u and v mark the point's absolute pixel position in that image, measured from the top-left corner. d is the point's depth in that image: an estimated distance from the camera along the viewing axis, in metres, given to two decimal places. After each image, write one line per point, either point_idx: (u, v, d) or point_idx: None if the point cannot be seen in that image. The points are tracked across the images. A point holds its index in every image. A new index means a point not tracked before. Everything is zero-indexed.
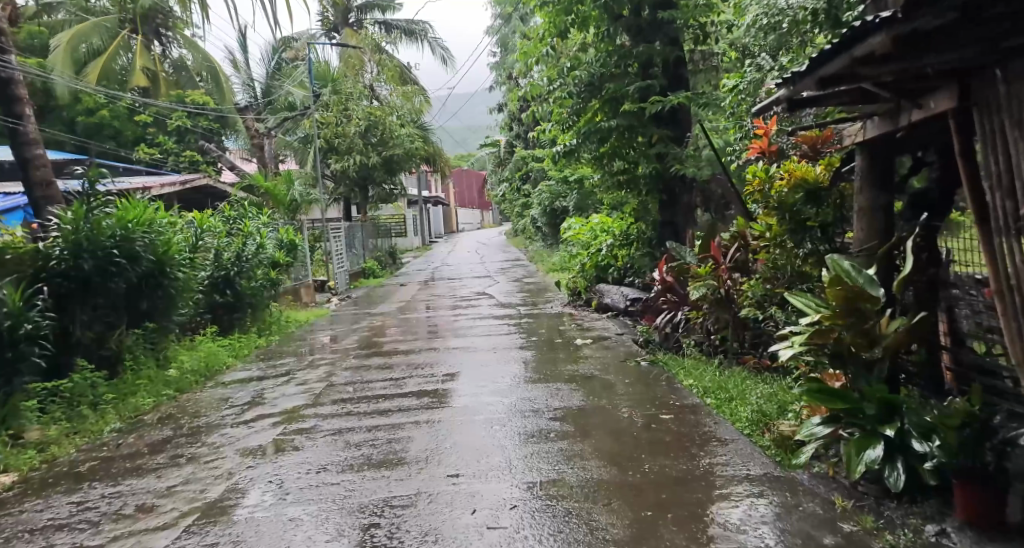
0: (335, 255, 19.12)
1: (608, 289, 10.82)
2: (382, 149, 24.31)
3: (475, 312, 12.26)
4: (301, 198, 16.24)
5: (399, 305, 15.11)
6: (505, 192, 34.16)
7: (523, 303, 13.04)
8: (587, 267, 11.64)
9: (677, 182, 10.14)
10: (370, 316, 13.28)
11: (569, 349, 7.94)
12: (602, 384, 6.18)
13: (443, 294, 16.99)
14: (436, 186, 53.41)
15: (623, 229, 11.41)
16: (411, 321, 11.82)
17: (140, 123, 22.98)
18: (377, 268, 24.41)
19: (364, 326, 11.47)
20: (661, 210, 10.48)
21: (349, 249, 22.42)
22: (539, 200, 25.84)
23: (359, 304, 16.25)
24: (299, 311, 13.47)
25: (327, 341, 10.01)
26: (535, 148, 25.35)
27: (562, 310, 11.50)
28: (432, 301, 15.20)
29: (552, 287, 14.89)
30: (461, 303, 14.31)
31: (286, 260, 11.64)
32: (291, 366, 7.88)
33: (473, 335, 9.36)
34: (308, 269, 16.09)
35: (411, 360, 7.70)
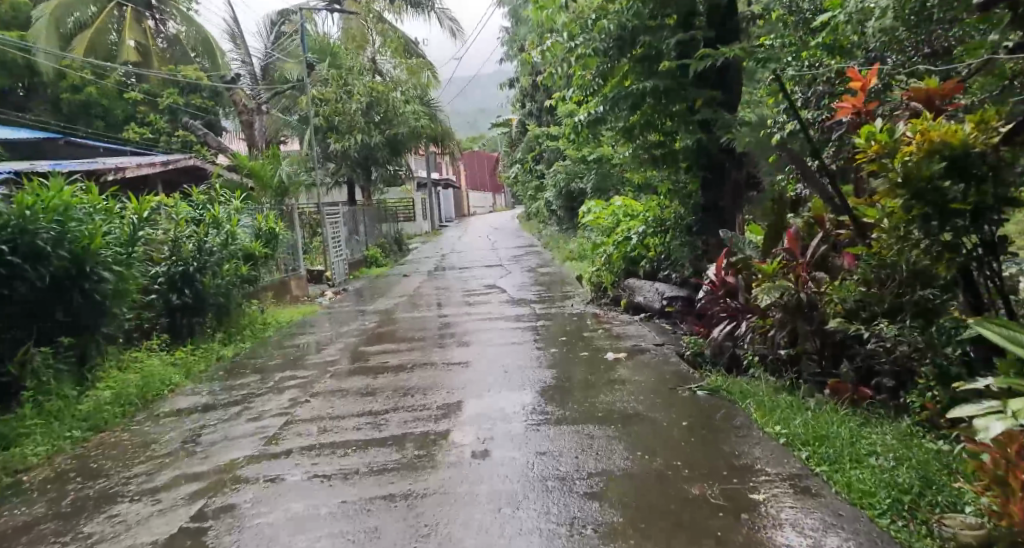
0: (332, 243, 17.55)
1: (640, 285, 9.23)
2: (386, 128, 22.78)
3: (485, 309, 10.67)
4: (292, 181, 14.64)
5: (401, 300, 13.56)
6: (518, 173, 32.42)
7: (539, 298, 11.45)
8: (613, 258, 10.03)
9: (722, 157, 8.57)
10: (364, 312, 11.74)
11: (600, 366, 6.34)
12: (649, 427, 4.61)
13: (449, 285, 15.43)
14: (446, 167, 51.70)
15: (655, 213, 9.80)
16: (409, 320, 10.27)
17: (128, 102, 21.32)
18: (381, 256, 22.81)
19: (355, 326, 9.91)
20: (702, 191, 8.88)
21: (350, 236, 20.85)
22: (555, 180, 24.18)
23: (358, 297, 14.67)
24: (286, 308, 11.93)
25: (310, 347, 8.50)
26: (549, 125, 23.66)
27: (585, 308, 9.89)
28: (437, 296, 13.63)
29: (570, 281, 13.28)
30: (468, 298, 12.73)
31: (267, 251, 10.10)
32: (254, 386, 6.37)
33: (481, 342, 7.79)
34: (299, 260, 14.48)
35: (400, 382, 6.10)
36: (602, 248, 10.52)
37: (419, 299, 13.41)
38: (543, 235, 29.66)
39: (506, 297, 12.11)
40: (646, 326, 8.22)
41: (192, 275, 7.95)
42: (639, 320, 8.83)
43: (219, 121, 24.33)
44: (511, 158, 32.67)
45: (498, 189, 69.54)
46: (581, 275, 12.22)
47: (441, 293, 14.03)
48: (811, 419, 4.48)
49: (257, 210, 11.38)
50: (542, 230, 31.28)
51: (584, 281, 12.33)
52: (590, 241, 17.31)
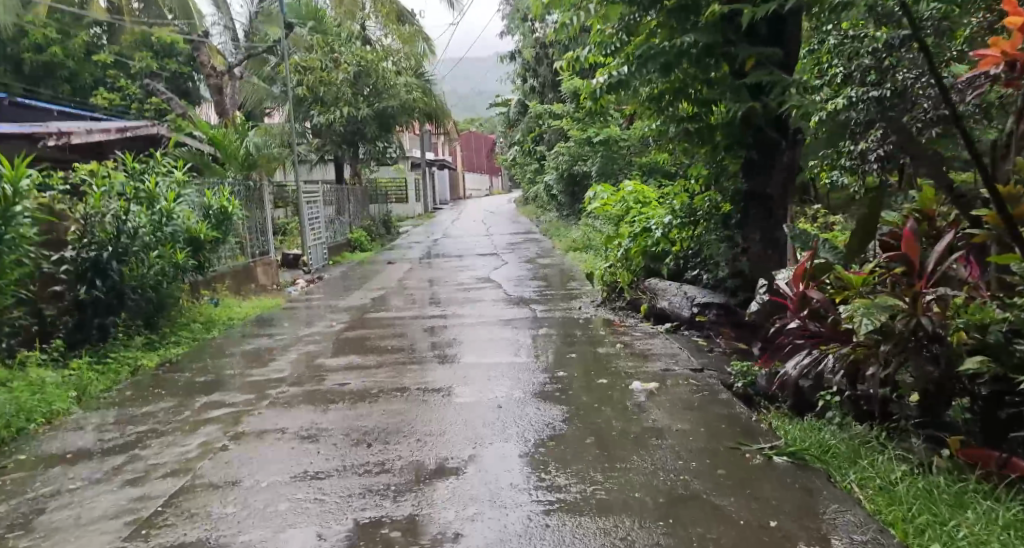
0: (309, 225, 15.91)
1: (667, 289, 7.65)
2: (376, 101, 21.43)
3: (478, 309, 9.06)
4: (259, 155, 12.98)
5: (383, 290, 11.97)
6: (516, 156, 30.76)
7: (539, 297, 9.85)
8: (630, 253, 8.44)
9: (772, 134, 7.00)
10: (336, 305, 10.14)
11: (625, 404, 4.74)
12: (718, 535, 3.08)
13: (437, 276, 13.85)
14: (441, 149, 50.09)
15: (681, 201, 8.18)
16: (385, 319, 8.67)
17: (97, 65, 19.41)
18: (367, 240, 21.20)
19: (320, 326, 8.29)
20: (745, 175, 7.28)
21: (333, 216, 19.23)
22: (556, 162, 22.61)
23: (335, 286, 13.05)
24: (247, 302, 10.29)
25: (259, 352, 6.93)
26: (552, 103, 22.18)
27: (597, 314, 8.33)
28: (423, 288, 12.00)
29: (574, 278, 11.69)
30: (458, 292, 11.15)
31: (217, 235, 8.45)
32: (163, 416, 4.77)
33: (468, 359, 6.20)
34: (268, 244, 12.95)
35: (359, 423, 4.51)
36: (615, 240, 8.92)
37: (403, 290, 11.84)
38: (542, 222, 28.09)
39: (501, 294, 10.51)
40: (675, 341, 6.64)
41: (106, 264, 6.36)
42: (664, 333, 7.26)
43: (197, 89, 22.45)
44: (509, 139, 31.03)
45: (495, 172, 67.80)
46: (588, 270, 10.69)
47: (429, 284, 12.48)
48: (972, 530, 2.94)
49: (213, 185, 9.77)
50: (541, 216, 29.70)
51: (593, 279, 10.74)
52: (596, 230, 15.74)
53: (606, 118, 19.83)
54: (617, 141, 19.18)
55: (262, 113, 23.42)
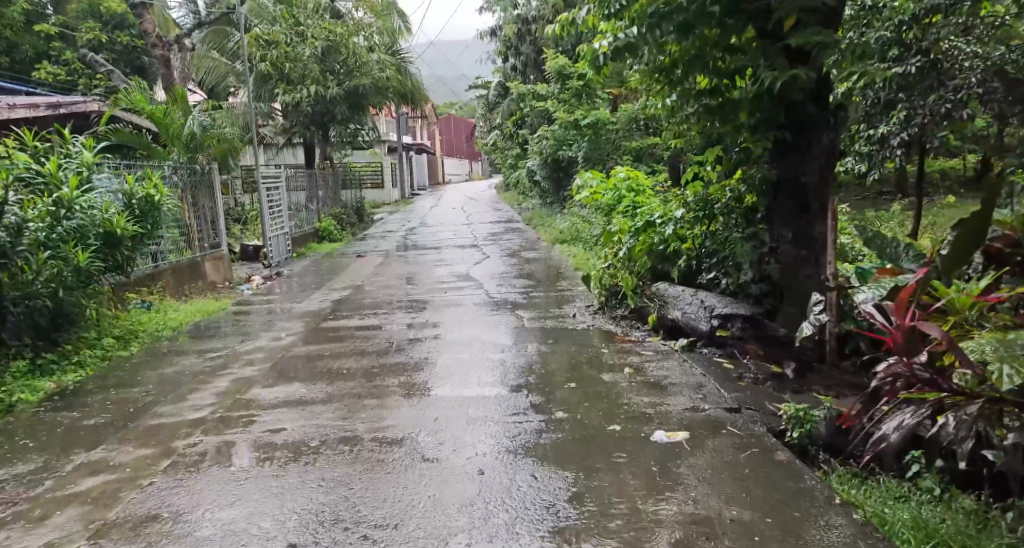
0: (268, 215, 14.50)
1: (680, 297, 6.42)
2: (347, 79, 20.66)
3: (454, 316, 7.79)
4: (204, 136, 11.57)
5: (349, 288, 10.69)
6: (497, 141, 29.41)
7: (524, 301, 8.59)
8: (633, 253, 7.15)
9: (809, 111, 5.74)
10: (290, 308, 8.79)
11: (650, 471, 3.54)
12: None
13: (410, 272, 12.56)
14: (418, 133, 48.64)
15: (694, 191, 6.90)
16: (344, 329, 7.36)
17: (41, 37, 17.73)
18: (337, 229, 19.73)
19: (265, 338, 6.96)
20: (775, 160, 6.02)
21: (298, 204, 17.85)
22: (539, 147, 21.43)
23: (295, 282, 11.75)
24: (187, 305, 8.95)
25: (183, 376, 5.61)
26: (534, 84, 21.02)
27: (593, 323, 7.10)
28: (394, 287, 10.67)
29: (563, 277, 10.43)
30: (432, 293, 9.85)
31: (139, 229, 7.06)
32: (10, 498, 3.50)
33: (440, 392, 4.96)
34: (218, 236, 11.84)
35: (286, 506, 3.27)
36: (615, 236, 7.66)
37: (370, 288, 10.59)
38: (524, 210, 26.84)
39: (481, 296, 9.24)
40: (695, 364, 5.40)
41: None
42: (678, 350, 6.04)
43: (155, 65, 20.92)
44: (489, 124, 29.76)
45: (474, 157, 66.26)
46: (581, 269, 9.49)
47: (400, 282, 11.24)
48: None
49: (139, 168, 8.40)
50: (522, 204, 28.43)
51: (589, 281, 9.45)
52: (589, 220, 14.64)
53: (593, 100, 18.61)
54: (605, 125, 17.96)
55: (224, 92, 21.83)
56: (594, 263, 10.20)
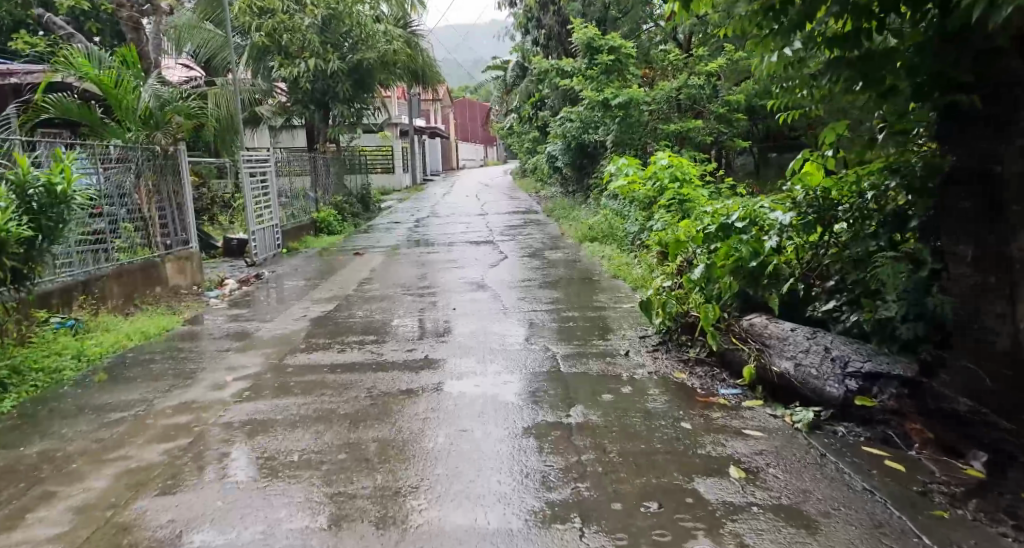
0: (253, 206, 12.63)
1: (792, 341, 4.44)
2: (351, 54, 19.15)
3: (461, 348, 5.89)
4: (164, 111, 9.66)
5: (336, 295, 8.84)
6: (514, 124, 27.46)
7: (555, 327, 6.63)
8: (711, 270, 5.17)
9: (1013, 63, 3.77)
10: (256, 329, 6.91)
11: None
12: None
13: (412, 275, 10.64)
14: (433, 116, 46.69)
15: (810, 185, 4.91)
16: (316, 369, 5.44)
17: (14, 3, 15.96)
18: (338, 218, 17.93)
19: (204, 383, 5.07)
20: (950, 142, 4.10)
21: (293, 192, 16.02)
22: (561, 130, 19.51)
23: (276, 285, 9.95)
24: (130, 322, 7.14)
25: (48, 462, 3.76)
26: (557, 59, 19.10)
27: (653, 370, 5.10)
28: (393, 296, 8.75)
29: (599, 291, 8.47)
30: (437, 308, 7.91)
31: (28, 232, 5.28)
32: None
33: (452, 526, 3.13)
34: (194, 230, 10.20)
35: None
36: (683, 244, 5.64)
37: (362, 296, 8.76)
38: (542, 199, 24.92)
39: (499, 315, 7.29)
40: (853, 475, 3.47)
41: None
42: (799, 427, 4.02)
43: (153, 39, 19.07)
44: (506, 106, 27.86)
45: (489, 142, 64.23)
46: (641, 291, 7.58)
47: (401, 287, 9.46)
48: None
49: (47, 153, 6.67)
50: (541, 192, 26.48)
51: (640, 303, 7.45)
52: (624, 215, 12.88)
53: (625, 77, 16.70)
54: (637, 105, 15.99)
55: (219, 68, 19.96)
56: (644, 277, 8.22)
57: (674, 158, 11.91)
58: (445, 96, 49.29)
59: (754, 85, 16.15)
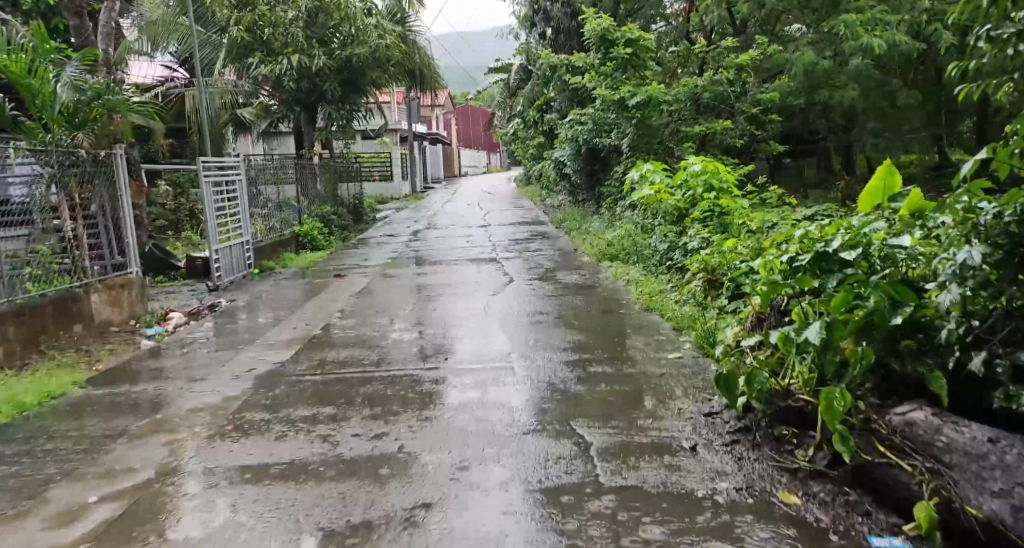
0: (216, 220, 10.89)
1: (992, 462, 3.08)
2: (340, 50, 17.51)
3: (452, 433, 4.24)
4: (91, 105, 7.90)
5: (305, 332, 7.17)
6: (517, 129, 25.73)
7: (580, 395, 4.87)
8: (834, 338, 3.63)
9: None
10: (176, 393, 5.13)
11: None
12: None
13: (399, 303, 8.89)
14: (434, 122, 45.03)
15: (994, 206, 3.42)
16: (227, 476, 3.69)
17: None
18: (325, 232, 16.33)
19: (44, 512, 3.36)
20: None
21: (273, 204, 14.32)
22: (570, 134, 17.86)
23: (235, 317, 8.26)
24: (22, 381, 5.34)
25: None
26: (567, 54, 17.42)
27: (741, 495, 3.54)
28: (369, 336, 6.97)
29: (630, 331, 6.75)
30: (426, 356, 6.15)
31: None
32: None
33: None
34: (136, 258, 8.50)
35: None
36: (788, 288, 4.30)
37: (335, 333, 7.10)
38: (549, 208, 23.25)
39: (505, 371, 5.52)
40: None
41: None
42: None
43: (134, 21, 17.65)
44: (510, 110, 26.20)
45: (492, 148, 62.65)
46: (698, 336, 5.92)
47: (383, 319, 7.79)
48: None
49: None
50: (548, 201, 24.72)
51: (691, 355, 5.70)
52: (650, 229, 11.20)
53: (642, 73, 15.03)
54: (658, 106, 14.23)
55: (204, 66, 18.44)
56: (695, 314, 6.57)
57: (706, 162, 10.40)
58: (445, 101, 47.50)
59: (787, 81, 14.49)
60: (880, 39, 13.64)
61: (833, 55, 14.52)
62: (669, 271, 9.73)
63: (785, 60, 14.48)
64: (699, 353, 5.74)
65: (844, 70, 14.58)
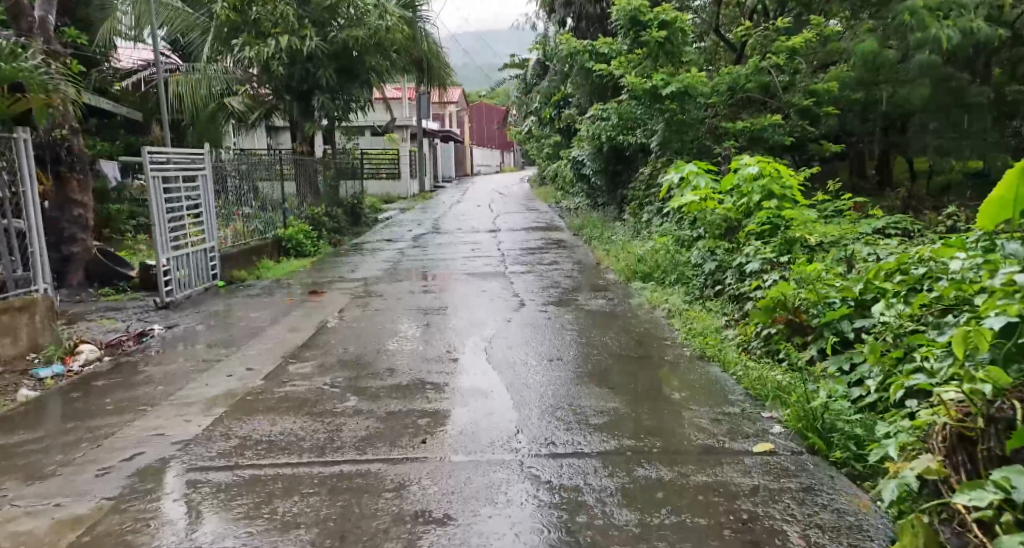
0: (168, 225, 9.13)
1: None
2: (335, 31, 15.73)
3: None
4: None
5: (240, 378, 5.40)
6: (532, 127, 23.81)
7: (639, 543, 3.11)
8: None
9: None
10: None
11: None
12: None
13: (378, 332, 7.02)
14: (445, 117, 43.17)
15: None
16: None
17: None
18: (314, 234, 14.62)
19: None
20: None
21: (255, 203, 12.53)
22: (590, 130, 16.00)
23: (165, 347, 6.52)
24: None
25: None
26: (592, 39, 15.52)
27: None
28: (326, 390, 5.13)
29: (681, 393, 4.92)
30: (397, 432, 4.30)
31: None
32: None
33: None
34: (44, 275, 6.64)
35: None
36: None
37: (279, 381, 5.33)
38: (564, 211, 21.40)
39: (508, 476, 3.68)
40: None
41: None
42: None
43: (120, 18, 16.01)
44: (525, 108, 24.33)
45: (506, 146, 60.74)
46: (789, 412, 4.12)
47: (350, 358, 6.01)
48: None
49: None
50: (564, 204, 22.77)
51: (787, 448, 3.83)
52: (690, 243, 9.34)
53: (675, 61, 13.16)
54: (694, 97, 12.35)
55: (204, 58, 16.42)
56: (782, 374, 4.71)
57: (764, 165, 8.58)
58: (458, 97, 45.59)
59: (844, 72, 12.57)
60: (955, 28, 11.70)
61: (897, 44, 12.58)
62: (718, 297, 7.88)
63: (841, 50, 12.55)
64: (800, 445, 3.89)
65: (907, 64, 12.65)
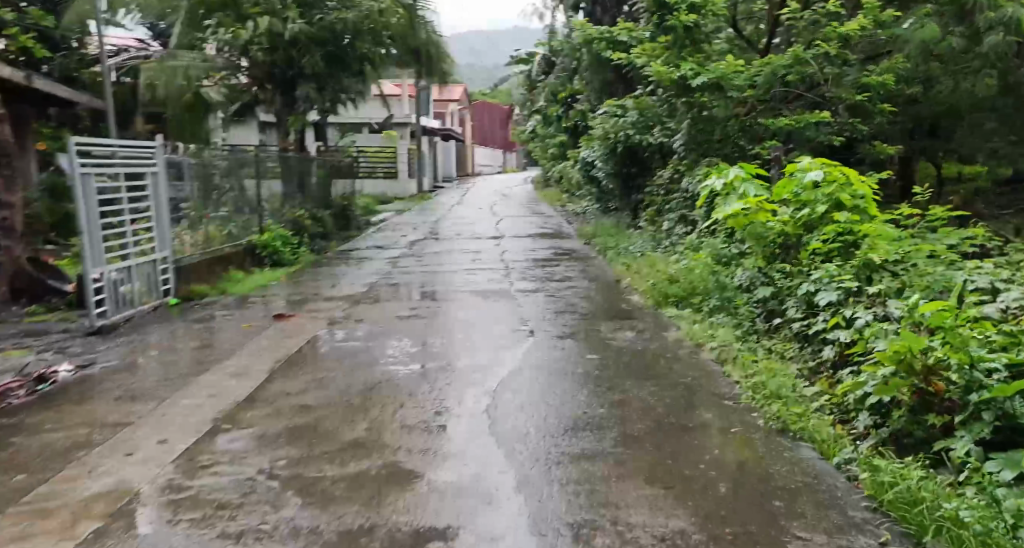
0: (105, 231, 7.57)
1: None
2: (323, 14, 14.19)
3: None
4: None
5: (142, 458, 3.86)
6: (537, 126, 22.25)
7: None
8: None
9: None
10: None
11: None
12: None
13: (350, 377, 5.46)
14: (446, 116, 41.56)
15: None
16: None
17: None
18: (296, 240, 13.12)
19: None
20: None
21: (228, 204, 10.95)
22: (604, 128, 14.45)
23: (66, 397, 4.95)
24: None
25: None
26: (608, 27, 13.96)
27: None
28: (258, 486, 3.55)
29: (781, 499, 3.43)
30: None
31: None
32: None
33: None
34: None
35: None
36: None
37: (195, 464, 3.79)
38: (571, 216, 19.87)
39: None
40: None
41: None
42: None
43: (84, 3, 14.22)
44: (530, 107, 22.80)
45: (507, 147, 59.14)
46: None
47: (304, 421, 4.46)
48: None
49: None
50: (571, 208, 21.18)
51: None
52: (732, 260, 7.81)
53: (705, 50, 11.60)
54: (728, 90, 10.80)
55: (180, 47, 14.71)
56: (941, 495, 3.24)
57: (831, 169, 6.95)
58: (459, 95, 43.92)
59: (898, 63, 11.06)
60: None
61: (960, 31, 11.05)
62: (778, 332, 6.37)
63: (895, 37, 11.03)
64: None
65: (969, 54, 11.13)
